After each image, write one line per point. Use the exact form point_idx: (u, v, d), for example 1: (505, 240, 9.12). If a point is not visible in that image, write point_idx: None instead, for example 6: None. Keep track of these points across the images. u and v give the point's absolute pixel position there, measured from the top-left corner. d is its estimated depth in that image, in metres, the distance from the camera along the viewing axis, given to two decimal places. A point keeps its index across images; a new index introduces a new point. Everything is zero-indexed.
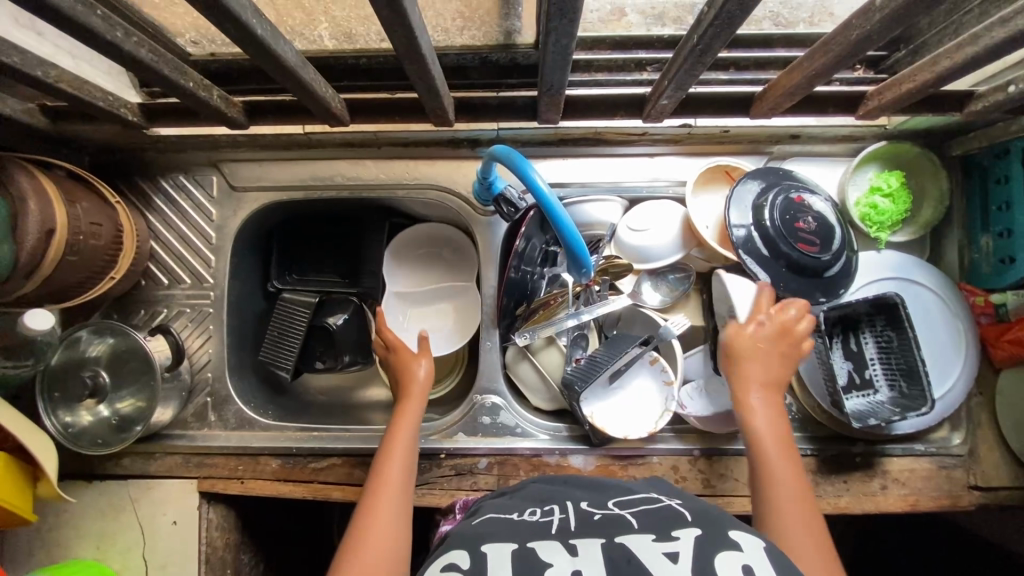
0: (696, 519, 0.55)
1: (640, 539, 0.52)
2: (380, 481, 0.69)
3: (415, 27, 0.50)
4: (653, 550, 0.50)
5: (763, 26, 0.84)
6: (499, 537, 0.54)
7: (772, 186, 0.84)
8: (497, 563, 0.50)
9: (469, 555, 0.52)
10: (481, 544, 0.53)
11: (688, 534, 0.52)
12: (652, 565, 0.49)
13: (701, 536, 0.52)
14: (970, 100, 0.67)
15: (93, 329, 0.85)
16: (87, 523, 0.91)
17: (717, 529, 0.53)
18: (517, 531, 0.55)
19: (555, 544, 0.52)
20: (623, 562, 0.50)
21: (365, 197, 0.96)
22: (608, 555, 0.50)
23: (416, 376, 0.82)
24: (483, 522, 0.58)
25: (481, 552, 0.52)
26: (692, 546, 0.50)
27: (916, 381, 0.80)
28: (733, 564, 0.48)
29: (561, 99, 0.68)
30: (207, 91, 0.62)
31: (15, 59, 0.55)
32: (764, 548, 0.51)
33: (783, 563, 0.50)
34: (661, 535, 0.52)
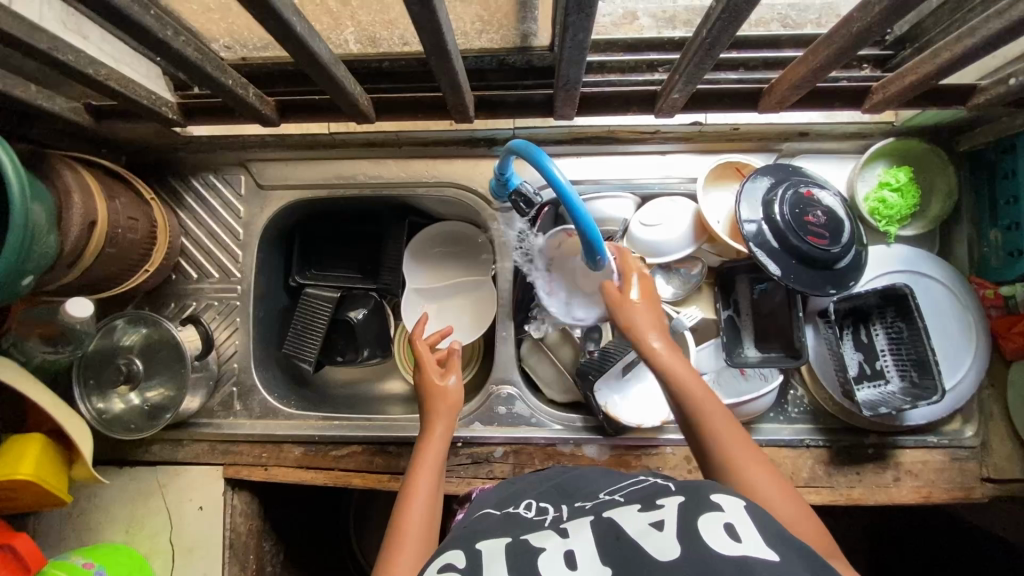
0: (680, 489, 0.56)
1: (627, 513, 0.54)
2: (410, 498, 0.67)
3: (442, 23, 0.53)
4: (640, 521, 0.52)
5: (772, 27, 0.86)
6: (494, 533, 0.56)
7: (782, 181, 0.87)
8: (492, 559, 0.52)
9: (464, 554, 0.53)
10: (476, 541, 0.55)
11: (672, 501, 0.54)
12: (641, 536, 0.51)
13: (684, 502, 0.54)
14: (973, 93, 0.69)
15: (129, 318, 0.89)
16: (117, 508, 0.94)
17: (699, 494, 0.54)
18: (512, 525, 0.57)
19: (546, 533, 0.55)
20: (612, 536, 0.52)
21: (385, 195, 0.99)
22: (597, 534, 0.53)
23: (448, 390, 0.79)
24: (478, 521, 0.59)
25: (475, 550, 0.54)
26: (677, 513, 0.52)
27: (927, 371, 0.81)
28: (716, 524, 0.50)
29: (576, 95, 0.71)
30: (244, 88, 0.66)
31: (69, 58, 0.59)
32: (745, 506, 0.53)
33: (766, 520, 0.51)
34: (647, 506, 0.55)
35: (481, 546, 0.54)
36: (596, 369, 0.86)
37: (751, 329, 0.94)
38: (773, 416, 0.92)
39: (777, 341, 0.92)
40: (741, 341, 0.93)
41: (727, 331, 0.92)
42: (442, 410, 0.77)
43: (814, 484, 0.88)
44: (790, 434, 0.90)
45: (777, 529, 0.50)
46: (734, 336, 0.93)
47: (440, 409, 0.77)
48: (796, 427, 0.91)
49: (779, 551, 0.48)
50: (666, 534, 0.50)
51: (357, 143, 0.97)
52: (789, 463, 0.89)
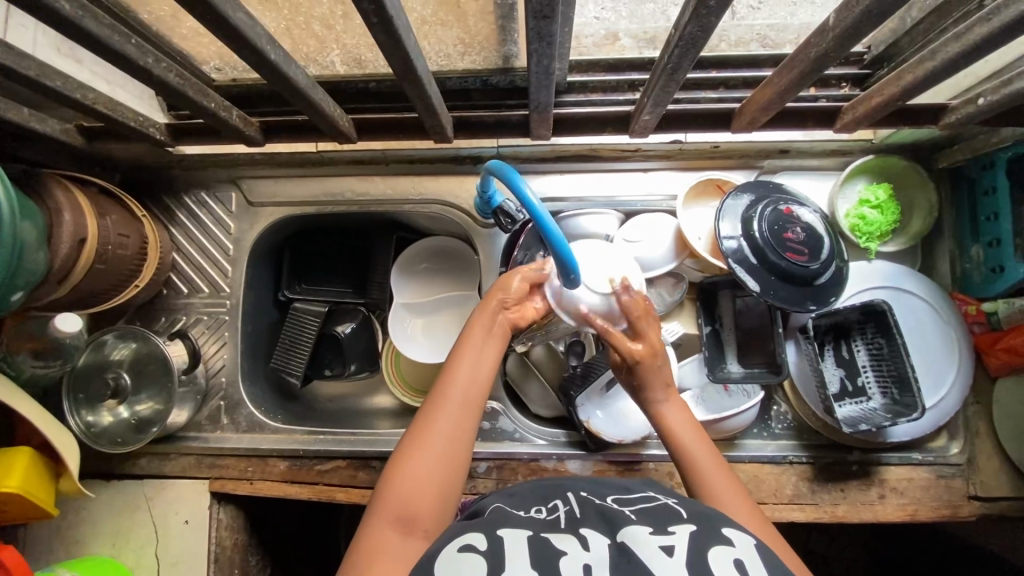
0: (691, 516, 0.57)
1: (640, 530, 0.54)
2: (447, 381, 0.67)
3: (410, 48, 0.55)
4: (651, 542, 0.53)
5: (750, 47, 0.88)
6: (512, 523, 0.56)
7: (762, 198, 0.88)
8: (513, 553, 0.52)
9: (486, 538, 0.54)
10: (498, 528, 0.55)
11: (683, 529, 0.55)
12: (652, 556, 0.51)
13: (696, 531, 0.55)
14: (944, 113, 0.70)
15: (118, 333, 0.91)
16: (105, 520, 0.96)
17: (711, 526, 0.56)
18: (530, 522, 0.57)
19: (565, 534, 0.55)
20: (628, 552, 0.52)
21: (373, 212, 1.01)
22: (613, 548, 0.53)
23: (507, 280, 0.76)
24: (492, 511, 0.60)
25: (497, 536, 0.54)
26: (687, 541, 0.53)
27: (908, 388, 0.80)
28: (725, 561, 0.51)
29: (550, 116, 0.72)
30: (227, 111, 0.68)
31: (56, 83, 0.61)
32: (755, 545, 0.54)
33: (774, 562, 0.53)
34: (658, 528, 0.55)
35: (502, 534, 0.55)
36: (578, 385, 0.88)
37: (735, 345, 0.94)
38: (758, 432, 0.92)
39: (760, 357, 0.92)
40: (724, 356, 0.93)
41: (711, 346, 0.93)
42: (494, 302, 0.74)
43: (798, 500, 0.88)
44: (773, 450, 0.90)
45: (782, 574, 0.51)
46: (717, 351, 0.93)
47: (496, 296, 0.74)
48: (780, 444, 0.91)
49: None
50: (676, 561, 0.50)
51: (345, 161, 1.00)
52: (772, 479, 0.89)
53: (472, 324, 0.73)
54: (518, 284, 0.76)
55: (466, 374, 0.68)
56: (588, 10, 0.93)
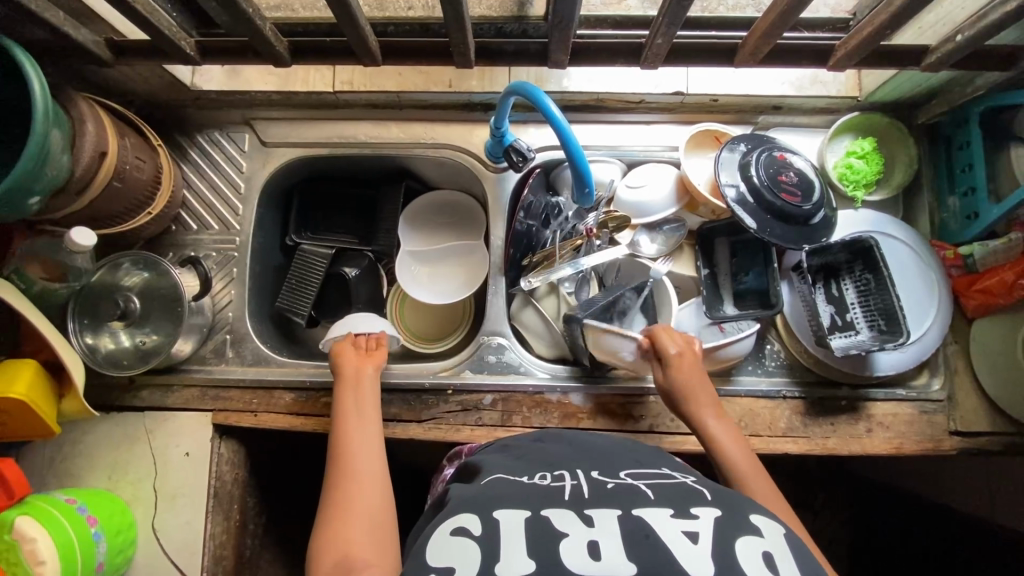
0: (716, 499, 0.59)
1: (658, 513, 0.57)
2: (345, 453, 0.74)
3: None
4: (671, 525, 0.55)
5: (746, 11, 0.96)
6: (512, 503, 0.59)
7: (757, 147, 0.93)
8: (511, 533, 0.55)
9: (480, 520, 0.56)
10: (493, 510, 0.58)
11: (708, 512, 0.57)
12: (672, 543, 0.53)
13: (721, 517, 0.56)
14: (926, 54, 0.76)
15: (134, 259, 0.92)
16: (102, 454, 0.94)
17: (736, 511, 0.57)
18: (533, 498, 0.60)
19: (568, 514, 0.57)
20: (640, 533, 0.54)
21: (385, 154, 1.04)
22: (624, 530, 0.55)
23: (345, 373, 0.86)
24: (494, 489, 0.62)
25: (494, 519, 0.56)
26: (711, 526, 0.55)
27: (894, 319, 0.85)
28: (755, 550, 0.53)
29: (570, 39, 0.76)
30: (262, 22, 0.71)
31: None
32: (783, 534, 0.56)
33: (801, 552, 0.54)
34: (680, 512, 0.57)
35: (498, 515, 0.57)
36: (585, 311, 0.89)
37: (731, 288, 0.99)
38: (752, 369, 0.96)
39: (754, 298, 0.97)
40: (720, 299, 0.98)
41: (708, 289, 0.98)
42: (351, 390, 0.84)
43: (792, 433, 0.91)
44: (767, 385, 0.94)
45: (808, 561, 0.53)
46: (715, 295, 0.98)
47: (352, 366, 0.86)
48: (774, 380, 0.95)
49: None
50: (701, 548, 0.52)
51: (360, 105, 1.03)
52: (767, 413, 0.92)
53: (341, 424, 0.80)
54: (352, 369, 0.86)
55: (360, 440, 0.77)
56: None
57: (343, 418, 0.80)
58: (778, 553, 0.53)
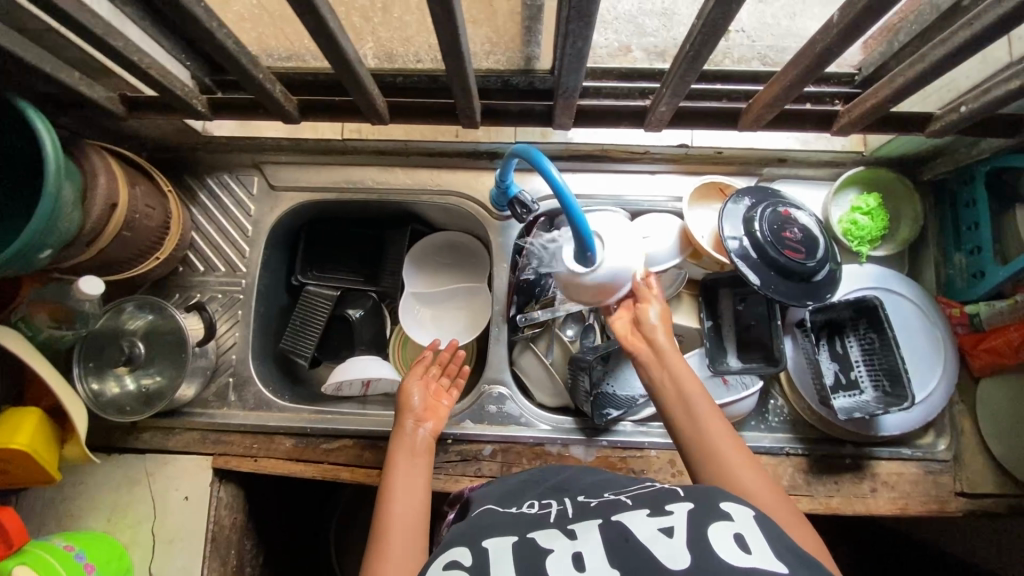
0: (689, 494, 0.60)
1: (636, 516, 0.58)
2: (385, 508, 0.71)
3: (459, 31, 0.59)
4: (648, 525, 0.56)
5: (752, 64, 0.97)
6: (501, 531, 0.60)
7: (761, 201, 0.93)
8: (498, 558, 0.56)
9: (470, 552, 0.58)
10: (483, 538, 0.59)
11: (682, 508, 0.58)
12: (650, 542, 0.54)
13: (694, 509, 0.57)
14: (930, 121, 0.76)
15: (137, 303, 0.92)
16: (102, 495, 0.94)
17: (709, 502, 0.58)
18: (518, 523, 0.61)
19: (554, 532, 0.59)
20: (620, 539, 0.56)
21: (390, 200, 1.05)
22: (605, 539, 0.56)
23: (411, 400, 0.86)
24: (485, 518, 0.64)
25: (482, 548, 0.58)
26: (685, 521, 0.56)
27: (899, 381, 0.84)
28: (725, 534, 0.53)
29: (575, 104, 0.77)
30: (272, 84, 0.72)
31: (118, 43, 0.64)
32: (754, 516, 0.56)
33: (773, 530, 0.54)
34: (655, 511, 0.58)
35: (488, 545, 0.58)
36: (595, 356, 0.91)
37: (734, 339, 0.98)
38: (755, 424, 0.95)
39: (758, 351, 0.96)
40: (724, 351, 0.97)
41: (712, 340, 0.97)
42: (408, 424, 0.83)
43: (794, 492, 0.90)
44: (770, 442, 0.93)
45: (782, 540, 0.53)
46: (718, 345, 0.98)
47: (409, 418, 0.84)
48: (777, 436, 0.94)
49: (785, 562, 0.51)
50: (676, 542, 0.53)
51: (367, 151, 1.04)
52: (770, 470, 0.92)
53: (392, 466, 0.76)
54: (420, 398, 0.86)
55: (405, 490, 0.73)
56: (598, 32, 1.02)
57: (399, 453, 0.79)
58: (750, 533, 0.54)
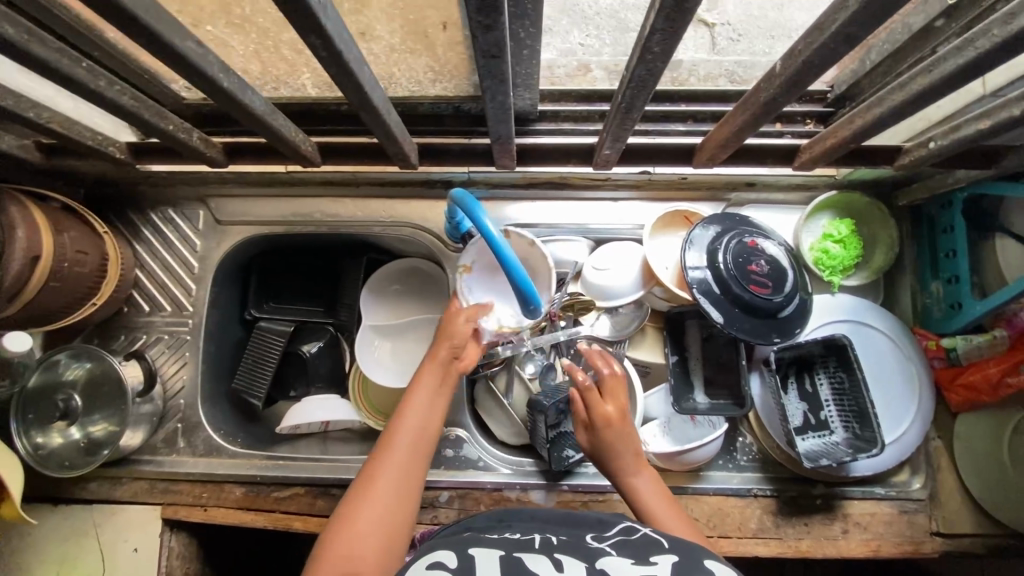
0: (674, 547, 0.58)
1: (620, 561, 0.55)
2: (394, 429, 0.69)
3: (368, 86, 0.54)
4: (631, 569, 0.54)
5: (719, 82, 0.91)
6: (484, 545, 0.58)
7: (729, 229, 0.87)
8: (483, 568, 0.54)
9: (456, 557, 0.55)
10: (471, 547, 0.57)
11: (666, 558, 0.55)
12: None
13: (678, 562, 0.55)
14: (898, 155, 0.71)
15: (72, 353, 0.88)
16: (49, 547, 0.92)
17: (692, 557, 0.56)
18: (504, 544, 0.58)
19: (540, 557, 0.56)
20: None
21: (341, 233, 1.00)
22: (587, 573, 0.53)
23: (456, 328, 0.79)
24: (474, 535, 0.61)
25: (467, 555, 0.56)
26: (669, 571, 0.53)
27: (868, 423, 0.80)
28: None
29: (513, 148, 0.72)
30: (187, 133, 0.67)
31: (9, 101, 0.60)
32: None
33: None
34: (639, 559, 0.56)
35: (472, 552, 0.56)
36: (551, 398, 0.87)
37: (701, 374, 0.94)
38: (723, 464, 0.91)
39: (725, 388, 0.92)
40: (691, 388, 0.92)
41: (677, 377, 0.92)
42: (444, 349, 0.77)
43: (763, 535, 0.87)
44: (738, 483, 0.90)
45: None
46: (684, 382, 0.92)
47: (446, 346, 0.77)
48: (745, 476, 0.90)
49: None
50: None
51: (314, 182, 0.99)
52: (737, 513, 0.88)
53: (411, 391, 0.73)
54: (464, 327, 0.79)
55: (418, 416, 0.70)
56: (573, 37, 0.97)
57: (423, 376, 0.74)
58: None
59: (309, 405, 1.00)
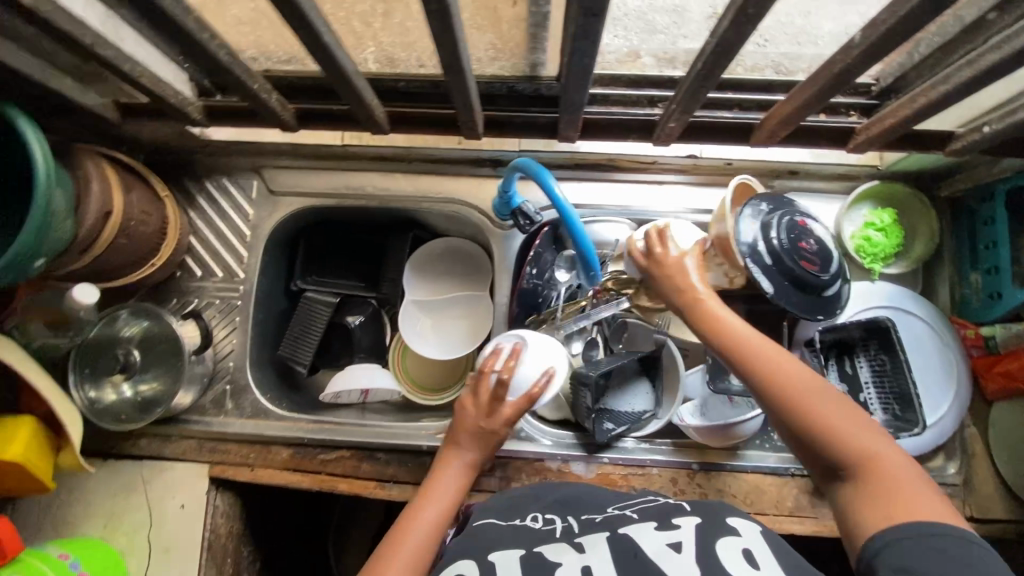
0: (694, 510, 0.64)
1: (641, 530, 0.62)
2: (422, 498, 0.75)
3: (461, 43, 0.57)
4: (656, 540, 0.60)
5: (765, 74, 0.87)
6: (508, 543, 0.63)
7: (777, 208, 0.86)
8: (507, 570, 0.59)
9: (477, 564, 0.60)
10: (492, 549, 0.62)
11: (687, 522, 0.61)
12: (657, 557, 0.57)
13: (700, 524, 0.61)
14: (951, 140, 0.73)
15: (132, 310, 0.91)
16: (97, 501, 0.94)
17: (715, 519, 0.62)
18: (528, 535, 0.64)
19: (561, 546, 0.62)
20: (625, 554, 0.59)
21: (391, 207, 1.03)
22: (614, 552, 0.60)
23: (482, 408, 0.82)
24: (495, 524, 0.67)
25: (491, 559, 0.61)
26: (691, 537, 0.59)
27: (910, 406, 0.83)
28: (734, 549, 0.57)
29: (580, 119, 0.77)
30: (268, 94, 0.70)
31: (109, 52, 0.63)
32: (758, 531, 0.61)
33: (776, 544, 0.59)
34: (662, 525, 0.62)
35: (495, 557, 0.61)
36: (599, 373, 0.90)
37: None
38: (759, 443, 0.93)
39: None
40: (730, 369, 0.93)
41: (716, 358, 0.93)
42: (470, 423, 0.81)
43: (799, 513, 0.89)
44: (775, 462, 0.92)
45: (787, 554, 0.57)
46: None
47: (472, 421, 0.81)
48: (783, 456, 0.92)
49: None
50: (684, 557, 0.57)
51: (368, 157, 1.02)
52: (774, 491, 0.90)
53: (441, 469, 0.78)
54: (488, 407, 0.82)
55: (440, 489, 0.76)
56: None
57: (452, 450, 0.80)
58: (758, 550, 0.58)
59: (355, 372, 1.01)
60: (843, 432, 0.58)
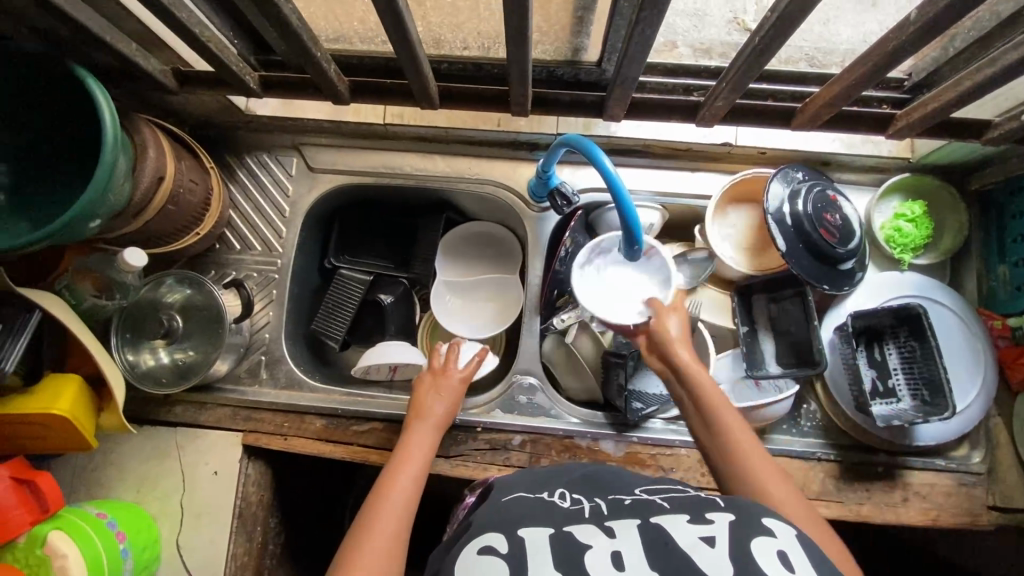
0: (729, 505, 0.56)
1: (675, 519, 0.55)
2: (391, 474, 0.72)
3: (528, 12, 0.59)
4: (689, 531, 0.53)
5: (800, 66, 0.94)
6: (534, 520, 0.56)
7: (812, 179, 0.90)
8: (534, 553, 0.52)
9: (504, 540, 0.54)
10: (518, 526, 0.55)
11: (722, 517, 0.54)
12: (691, 549, 0.51)
13: (735, 521, 0.54)
14: (988, 129, 0.75)
15: (177, 278, 0.94)
16: (131, 465, 0.95)
17: (749, 516, 0.55)
18: (552, 512, 0.57)
19: (590, 527, 0.55)
20: (658, 538, 0.53)
21: (428, 187, 1.05)
22: (644, 538, 0.53)
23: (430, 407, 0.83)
24: (514, 504, 0.60)
25: (517, 536, 0.54)
26: (727, 530, 0.52)
27: (938, 390, 0.84)
28: (768, 551, 0.50)
29: (628, 95, 0.79)
30: (327, 63, 0.73)
31: (182, 15, 0.65)
32: (796, 535, 0.53)
33: (815, 553, 0.52)
34: (696, 517, 0.55)
35: (522, 534, 0.54)
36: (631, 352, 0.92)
37: (772, 343, 0.97)
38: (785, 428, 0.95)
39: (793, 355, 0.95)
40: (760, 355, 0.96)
41: (747, 343, 0.95)
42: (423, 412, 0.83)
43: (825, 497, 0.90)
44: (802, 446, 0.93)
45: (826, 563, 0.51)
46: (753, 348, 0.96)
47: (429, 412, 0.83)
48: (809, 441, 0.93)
49: None
50: (719, 551, 0.50)
51: (407, 137, 1.04)
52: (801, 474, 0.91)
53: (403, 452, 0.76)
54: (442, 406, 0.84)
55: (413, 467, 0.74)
56: None
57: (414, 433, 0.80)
58: (793, 552, 0.51)
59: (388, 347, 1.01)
60: (774, 493, 0.64)
